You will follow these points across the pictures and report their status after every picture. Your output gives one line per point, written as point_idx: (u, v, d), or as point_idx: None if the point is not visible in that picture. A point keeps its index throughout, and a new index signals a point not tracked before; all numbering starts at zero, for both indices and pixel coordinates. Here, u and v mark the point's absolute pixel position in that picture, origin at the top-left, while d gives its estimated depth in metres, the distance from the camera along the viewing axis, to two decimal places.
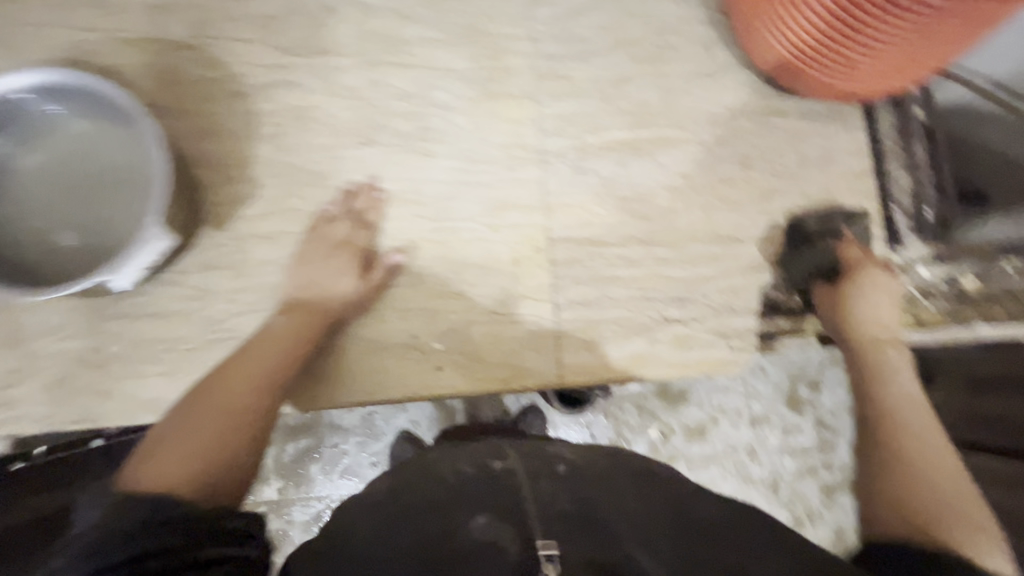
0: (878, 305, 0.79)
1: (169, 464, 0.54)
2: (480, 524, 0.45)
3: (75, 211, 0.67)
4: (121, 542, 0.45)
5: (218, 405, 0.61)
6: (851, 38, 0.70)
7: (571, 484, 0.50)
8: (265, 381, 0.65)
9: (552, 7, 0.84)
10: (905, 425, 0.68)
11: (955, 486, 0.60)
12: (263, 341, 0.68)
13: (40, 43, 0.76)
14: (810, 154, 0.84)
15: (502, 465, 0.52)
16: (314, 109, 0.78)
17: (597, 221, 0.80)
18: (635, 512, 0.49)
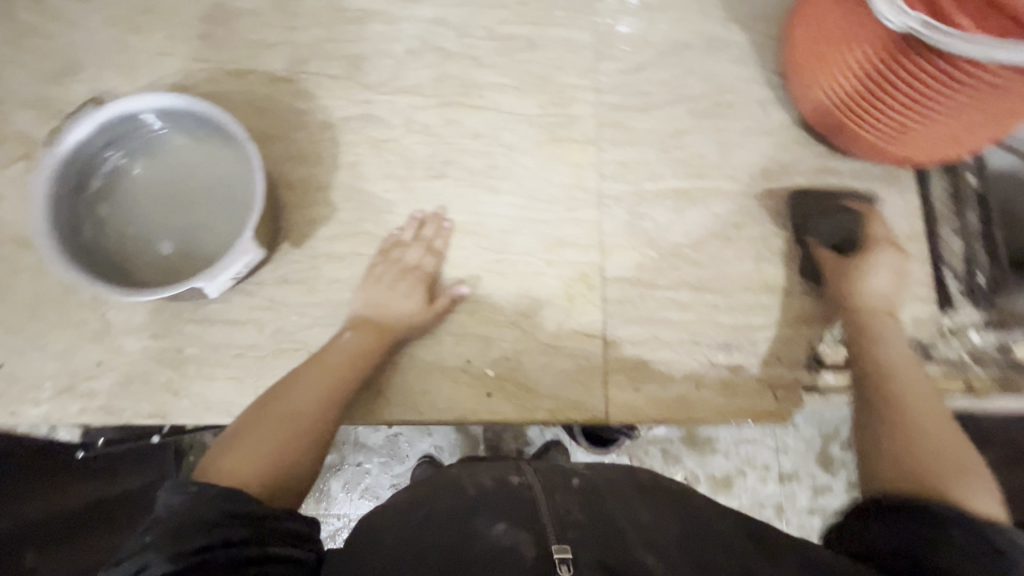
0: (881, 278, 0.79)
1: (245, 465, 0.59)
2: (500, 530, 0.48)
3: (175, 222, 0.73)
4: (197, 530, 0.49)
5: (286, 412, 0.65)
6: (906, 109, 0.73)
7: (581, 497, 0.53)
8: (329, 392, 0.69)
9: (617, 63, 0.89)
10: (896, 384, 0.68)
11: (945, 435, 0.61)
12: (329, 354, 0.72)
13: (154, 66, 0.84)
14: (862, 213, 0.86)
15: (520, 479, 0.55)
16: (391, 141, 0.84)
17: (649, 264, 0.83)
18: (651, 524, 0.51)
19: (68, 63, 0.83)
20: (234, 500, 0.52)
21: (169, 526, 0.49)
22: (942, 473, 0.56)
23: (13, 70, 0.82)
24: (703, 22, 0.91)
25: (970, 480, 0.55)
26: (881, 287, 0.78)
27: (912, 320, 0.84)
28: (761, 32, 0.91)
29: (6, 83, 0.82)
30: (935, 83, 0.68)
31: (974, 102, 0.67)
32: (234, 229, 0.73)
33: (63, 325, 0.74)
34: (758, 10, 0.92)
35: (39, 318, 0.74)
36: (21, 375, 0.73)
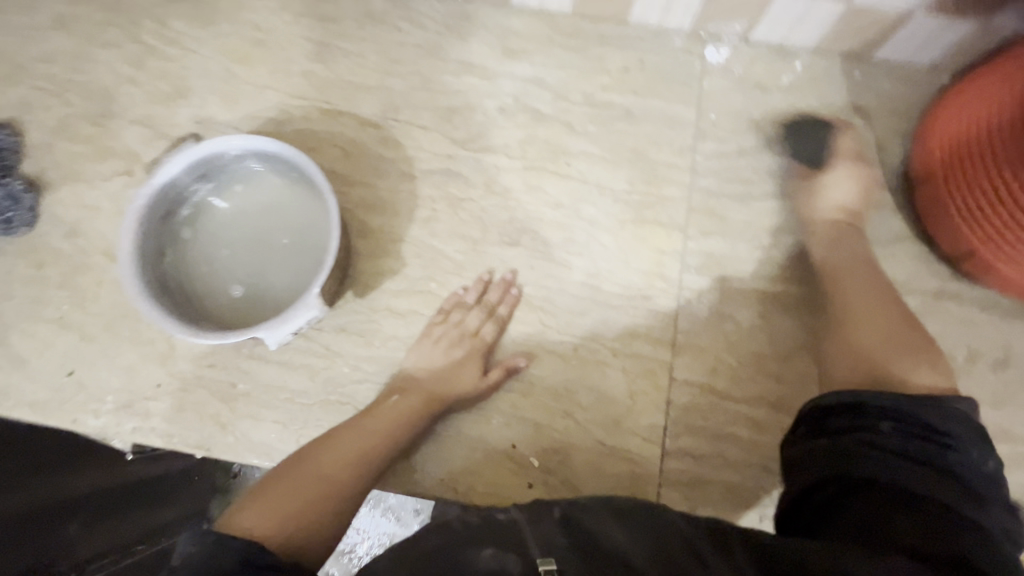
0: (841, 188, 0.77)
1: (267, 521, 0.57)
2: (486, 556, 0.43)
3: (248, 261, 0.74)
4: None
5: (319, 473, 0.62)
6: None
7: (568, 528, 0.46)
8: (365, 459, 0.65)
9: (720, 145, 0.83)
10: (851, 275, 0.73)
11: (894, 317, 0.69)
12: (374, 416, 0.69)
13: (256, 98, 0.86)
14: (984, 353, 0.75)
15: (505, 515, 0.48)
16: (469, 201, 0.81)
17: (724, 370, 0.76)
18: (629, 545, 0.45)
19: (180, 88, 0.86)
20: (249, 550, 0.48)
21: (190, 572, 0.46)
22: (893, 358, 0.66)
23: (131, 89, 0.86)
24: (822, 112, 0.83)
25: (918, 358, 0.65)
26: (842, 199, 0.77)
27: None
28: (889, 131, 0.82)
29: (122, 100, 0.86)
30: None
31: None
32: (304, 274, 0.73)
33: (134, 341, 0.77)
34: (888, 107, 0.83)
35: (114, 331, 0.77)
36: (88, 384, 0.76)
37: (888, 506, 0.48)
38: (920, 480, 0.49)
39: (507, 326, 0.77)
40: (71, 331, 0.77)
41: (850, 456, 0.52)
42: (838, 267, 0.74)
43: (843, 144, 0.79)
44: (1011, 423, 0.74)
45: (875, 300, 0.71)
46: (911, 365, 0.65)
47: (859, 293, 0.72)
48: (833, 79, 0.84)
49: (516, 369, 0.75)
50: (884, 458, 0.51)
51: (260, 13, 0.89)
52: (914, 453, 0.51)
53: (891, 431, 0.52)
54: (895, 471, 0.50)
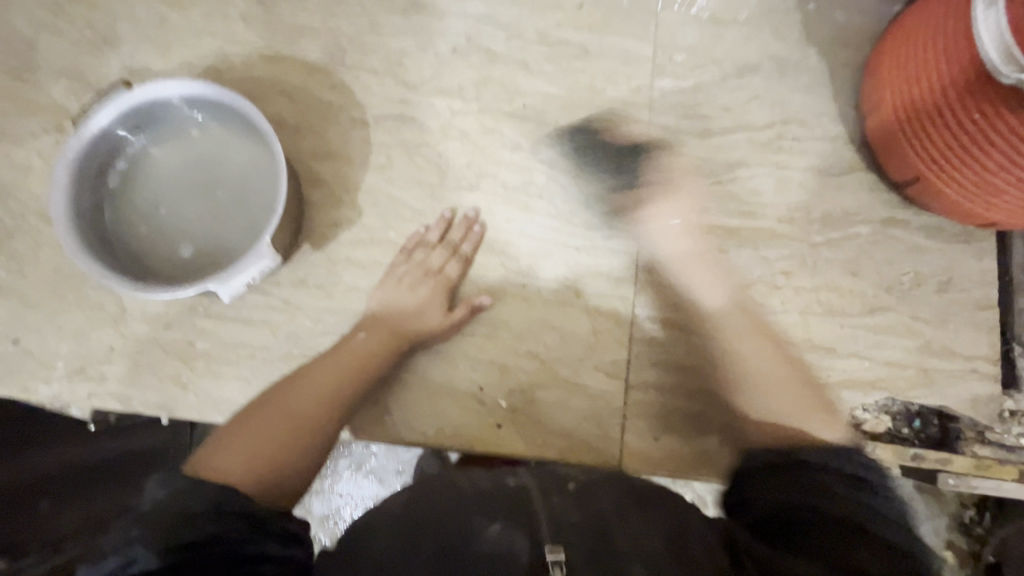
0: (665, 228, 0.76)
1: (236, 458, 0.55)
2: (494, 530, 0.48)
3: (194, 216, 0.71)
4: (184, 522, 0.44)
5: (288, 412, 0.61)
6: (983, 171, 0.66)
7: (578, 500, 0.51)
8: (334, 398, 0.64)
9: (676, 81, 0.82)
10: (717, 327, 0.74)
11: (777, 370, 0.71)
12: (341, 354, 0.68)
13: (191, 44, 0.81)
14: (929, 275, 0.78)
15: (515, 481, 0.54)
16: (425, 146, 0.79)
17: (684, 304, 0.77)
18: (643, 535, 0.49)
19: (106, 34, 0.80)
20: (228, 494, 0.47)
21: (158, 518, 0.44)
22: (801, 416, 0.67)
23: (52, 37, 0.80)
24: (777, 43, 0.83)
25: (822, 416, 0.68)
26: (672, 242, 0.76)
27: (968, 397, 0.77)
28: (842, 60, 0.82)
29: (43, 50, 0.80)
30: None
31: None
32: (254, 225, 0.70)
33: (81, 305, 0.74)
34: (841, 35, 0.82)
35: (58, 296, 0.74)
36: (35, 351, 0.73)
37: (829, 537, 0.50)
38: (861, 515, 0.52)
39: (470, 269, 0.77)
40: (12, 298, 0.74)
41: (798, 498, 0.54)
42: (728, 346, 0.73)
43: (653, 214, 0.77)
44: (952, 340, 0.77)
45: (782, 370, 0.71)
46: (810, 424, 0.66)
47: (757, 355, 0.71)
48: (787, 9, 0.83)
49: (481, 309, 0.75)
50: (828, 497, 0.53)
51: None
52: (857, 497, 0.53)
53: (834, 474, 0.55)
54: (839, 506, 0.52)
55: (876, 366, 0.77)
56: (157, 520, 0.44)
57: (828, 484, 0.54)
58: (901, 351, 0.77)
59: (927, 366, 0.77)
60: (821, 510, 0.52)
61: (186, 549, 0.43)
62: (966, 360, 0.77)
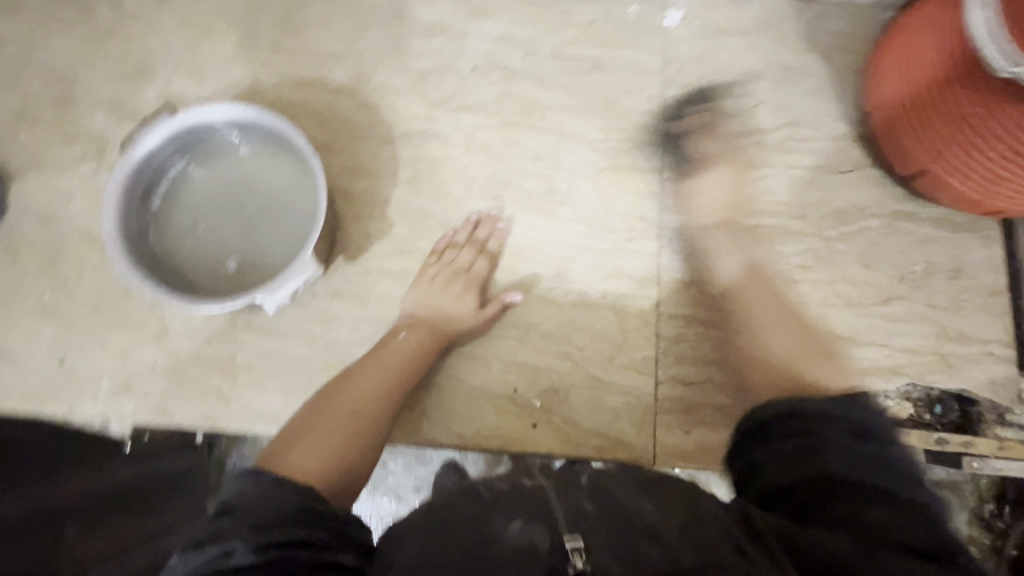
0: (706, 189, 0.81)
1: (313, 457, 0.59)
2: (515, 528, 0.46)
3: (234, 232, 0.74)
4: (281, 523, 0.47)
5: (348, 410, 0.64)
6: (987, 161, 0.70)
7: (592, 491, 0.50)
8: (386, 395, 0.67)
9: (686, 89, 0.86)
10: (734, 283, 0.77)
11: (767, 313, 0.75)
12: (385, 354, 0.71)
13: (224, 73, 0.85)
14: (939, 264, 0.81)
15: (533, 481, 0.52)
16: (450, 159, 0.83)
17: (707, 301, 0.80)
18: (656, 514, 0.48)
19: (143, 66, 0.84)
20: (313, 498, 0.50)
21: (250, 515, 0.47)
22: (804, 361, 0.69)
23: (91, 71, 0.84)
24: (780, 51, 0.87)
25: (823, 361, 0.70)
26: (713, 203, 0.81)
27: (987, 380, 0.79)
28: (842, 65, 0.87)
29: (82, 82, 0.84)
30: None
31: None
32: (295, 237, 0.73)
33: (124, 324, 0.76)
34: (839, 42, 0.87)
35: (101, 316, 0.76)
36: (81, 370, 0.75)
37: (855, 502, 0.48)
38: (883, 476, 0.49)
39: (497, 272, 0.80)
40: (57, 320, 0.76)
41: (809, 457, 0.51)
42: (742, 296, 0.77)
43: (711, 148, 0.83)
44: (967, 326, 0.80)
45: (772, 314, 0.75)
46: (819, 365, 0.68)
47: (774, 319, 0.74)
48: (786, 20, 0.88)
49: (512, 305, 0.77)
50: (835, 454, 0.50)
51: None
52: (868, 453, 0.50)
53: (836, 429, 0.52)
54: (854, 470, 0.50)
55: (895, 353, 0.79)
56: (248, 516, 0.47)
57: (830, 438, 0.52)
58: (919, 338, 0.80)
59: (945, 351, 0.80)
60: (832, 469, 0.50)
61: (277, 548, 0.45)
62: (982, 344, 0.80)
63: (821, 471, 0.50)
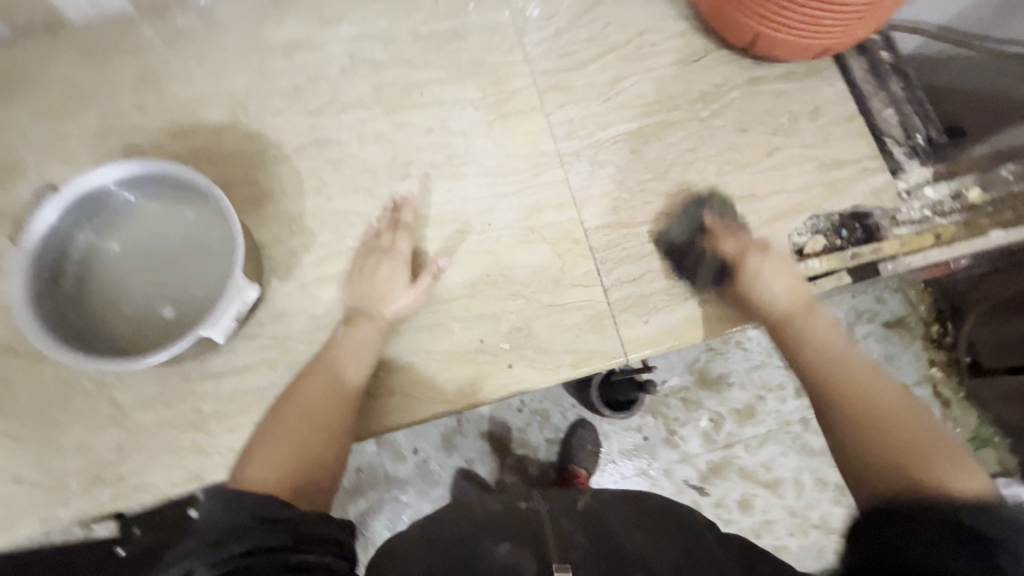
0: (773, 284, 0.77)
1: (274, 467, 0.63)
2: (504, 547, 0.63)
3: (162, 287, 0.73)
4: (240, 534, 0.51)
5: (305, 413, 0.68)
6: (798, 7, 0.80)
7: (581, 519, 0.69)
8: (342, 394, 0.71)
9: (541, 32, 0.93)
10: (806, 342, 0.73)
11: (856, 381, 0.67)
12: (332, 353, 0.74)
13: (97, 147, 0.84)
14: (799, 110, 0.92)
15: (528, 505, 0.73)
16: (349, 158, 0.85)
17: (625, 204, 0.86)
18: (646, 546, 0.65)
19: (10, 165, 0.82)
20: (271, 507, 0.55)
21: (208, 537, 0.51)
22: (928, 460, 0.58)
23: None
24: None
25: (955, 466, 0.57)
26: (783, 291, 0.77)
27: (872, 192, 0.90)
28: None
29: None
30: None
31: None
32: (221, 272, 0.73)
33: (74, 418, 0.73)
34: None
35: (47, 419, 0.72)
36: (42, 480, 0.71)
37: None
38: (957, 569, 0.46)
39: (428, 256, 0.83)
40: None
41: (891, 547, 0.51)
42: (818, 360, 0.71)
43: (737, 247, 0.80)
44: (839, 153, 0.91)
45: (869, 386, 0.66)
46: (944, 472, 0.57)
47: (873, 396, 0.65)
48: None
49: (441, 272, 0.78)
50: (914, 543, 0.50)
51: (63, 69, 0.87)
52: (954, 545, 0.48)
53: (935, 526, 0.50)
54: (931, 557, 0.48)
55: (792, 194, 0.89)
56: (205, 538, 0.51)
57: (929, 538, 0.50)
58: (807, 176, 0.90)
59: (831, 179, 0.90)
60: (905, 555, 0.49)
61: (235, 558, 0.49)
62: (857, 163, 0.91)
63: (902, 554, 0.49)
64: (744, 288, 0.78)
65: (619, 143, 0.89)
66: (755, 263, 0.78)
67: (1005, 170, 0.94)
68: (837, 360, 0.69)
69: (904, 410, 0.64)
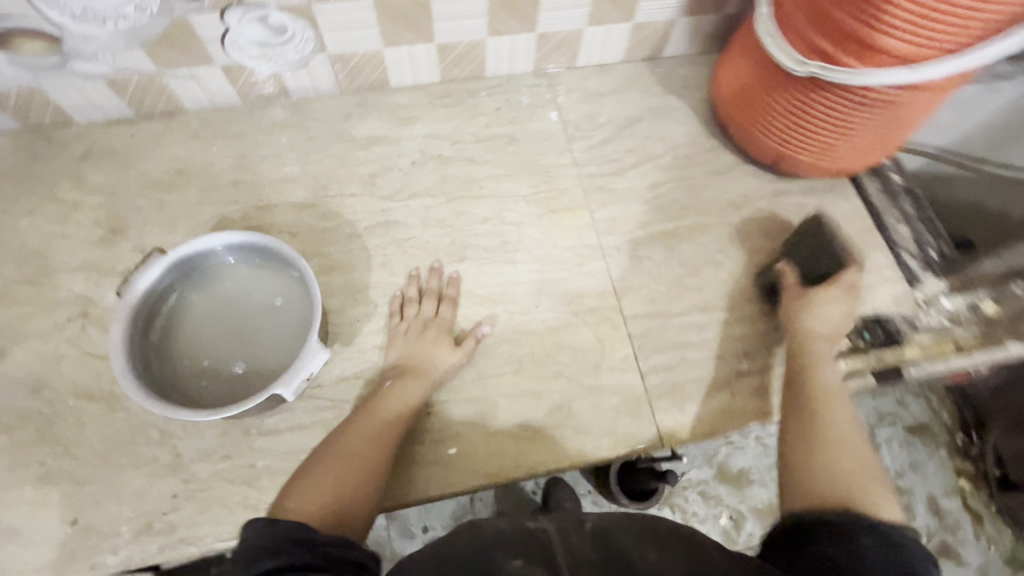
0: (829, 317, 0.84)
1: (320, 499, 0.66)
2: (515, 564, 0.55)
3: (236, 345, 0.80)
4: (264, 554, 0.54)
5: (348, 455, 0.72)
6: (817, 133, 0.92)
7: (595, 539, 0.59)
8: (382, 441, 0.75)
9: (587, 140, 1.06)
10: (814, 355, 0.83)
11: (833, 386, 0.79)
12: (377, 401, 0.78)
13: (193, 216, 0.94)
14: (820, 221, 1.01)
15: (536, 524, 0.62)
16: (414, 239, 0.95)
17: (660, 296, 0.93)
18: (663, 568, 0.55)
19: (114, 227, 0.92)
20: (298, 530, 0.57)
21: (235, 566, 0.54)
22: (871, 489, 0.66)
23: (62, 242, 0.91)
24: (647, 98, 1.10)
25: (884, 495, 0.66)
26: (829, 328, 0.84)
27: (892, 299, 0.97)
28: (695, 96, 1.11)
29: (58, 253, 0.90)
30: (843, 127, 0.89)
31: (871, 130, 0.89)
32: (294, 334, 0.80)
33: (135, 464, 0.76)
34: (686, 82, 1.12)
35: (111, 463, 0.76)
36: (96, 525, 0.73)
37: None
38: None
39: (463, 329, 0.90)
40: (61, 482, 0.75)
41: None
42: (806, 364, 0.81)
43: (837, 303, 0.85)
44: (858, 262, 0.99)
45: (838, 390, 0.78)
46: (878, 498, 0.65)
47: (840, 411, 0.75)
48: (643, 75, 1.12)
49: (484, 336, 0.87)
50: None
51: (173, 147, 1.00)
52: None
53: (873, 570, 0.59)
54: None
55: None
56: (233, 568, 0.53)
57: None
58: None
59: None
60: None
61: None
62: (876, 272, 0.98)
63: None
64: (800, 314, 0.85)
65: (657, 238, 0.98)
66: (813, 301, 0.85)
67: (1015, 288, 1.02)
68: (836, 391, 0.78)
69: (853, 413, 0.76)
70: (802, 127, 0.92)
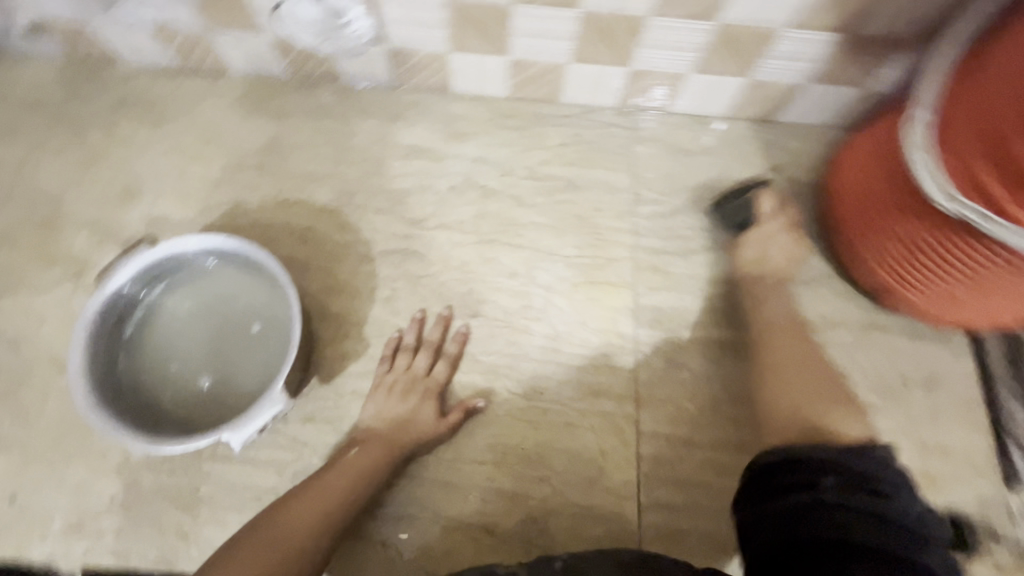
0: (773, 249, 0.82)
1: None
2: None
3: (207, 359, 0.74)
4: None
5: (280, 541, 0.62)
6: (944, 280, 0.72)
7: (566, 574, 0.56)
8: (321, 524, 0.65)
9: (656, 205, 0.90)
10: (757, 288, 0.82)
11: (775, 316, 0.79)
12: (330, 474, 0.69)
13: (209, 194, 0.88)
14: (912, 375, 0.82)
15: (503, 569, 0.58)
16: (428, 279, 0.84)
17: (686, 418, 0.79)
18: None
19: (130, 188, 0.87)
20: None
21: None
22: (824, 408, 0.68)
23: (78, 193, 0.87)
24: (743, 169, 0.92)
25: (844, 410, 0.68)
26: (779, 258, 0.82)
27: (976, 498, 0.78)
28: (801, 181, 0.91)
29: (72, 203, 0.86)
30: (983, 283, 0.69)
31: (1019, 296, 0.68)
32: (268, 363, 0.72)
33: (83, 454, 0.73)
34: (796, 160, 0.92)
35: (62, 447, 0.73)
36: (32, 509, 0.71)
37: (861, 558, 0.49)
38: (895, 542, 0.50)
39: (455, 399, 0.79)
40: (12, 453, 0.73)
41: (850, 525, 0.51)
42: (754, 307, 0.81)
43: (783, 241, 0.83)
44: (946, 438, 0.80)
45: (789, 321, 0.79)
46: (834, 416, 0.67)
47: (787, 341, 0.77)
48: (745, 139, 0.93)
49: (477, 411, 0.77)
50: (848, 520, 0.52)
51: (209, 112, 0.92)
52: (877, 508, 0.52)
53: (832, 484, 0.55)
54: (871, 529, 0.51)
55: None
56: None
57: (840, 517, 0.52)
58: (901, 453, 0.79)
59: (928, 467, 0.79)
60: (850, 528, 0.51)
61: None
62: (965, 458, 0.79)
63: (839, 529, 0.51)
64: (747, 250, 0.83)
65: (703, 343, 0.82)
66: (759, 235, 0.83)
67: None
68: (783, 331, 0.78)
69: (811, 340, 0.78)
70: (927, 267, 0.72)
